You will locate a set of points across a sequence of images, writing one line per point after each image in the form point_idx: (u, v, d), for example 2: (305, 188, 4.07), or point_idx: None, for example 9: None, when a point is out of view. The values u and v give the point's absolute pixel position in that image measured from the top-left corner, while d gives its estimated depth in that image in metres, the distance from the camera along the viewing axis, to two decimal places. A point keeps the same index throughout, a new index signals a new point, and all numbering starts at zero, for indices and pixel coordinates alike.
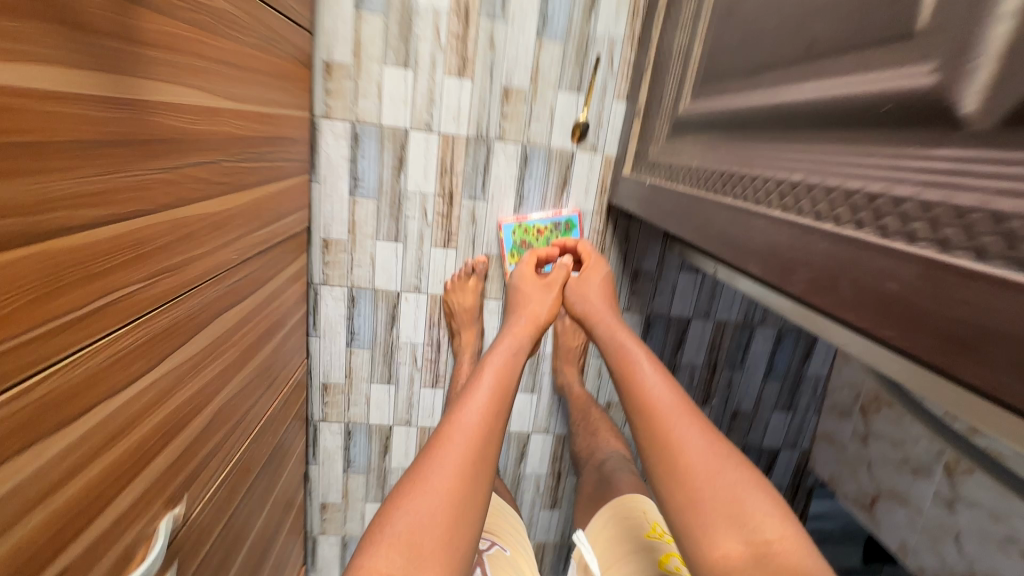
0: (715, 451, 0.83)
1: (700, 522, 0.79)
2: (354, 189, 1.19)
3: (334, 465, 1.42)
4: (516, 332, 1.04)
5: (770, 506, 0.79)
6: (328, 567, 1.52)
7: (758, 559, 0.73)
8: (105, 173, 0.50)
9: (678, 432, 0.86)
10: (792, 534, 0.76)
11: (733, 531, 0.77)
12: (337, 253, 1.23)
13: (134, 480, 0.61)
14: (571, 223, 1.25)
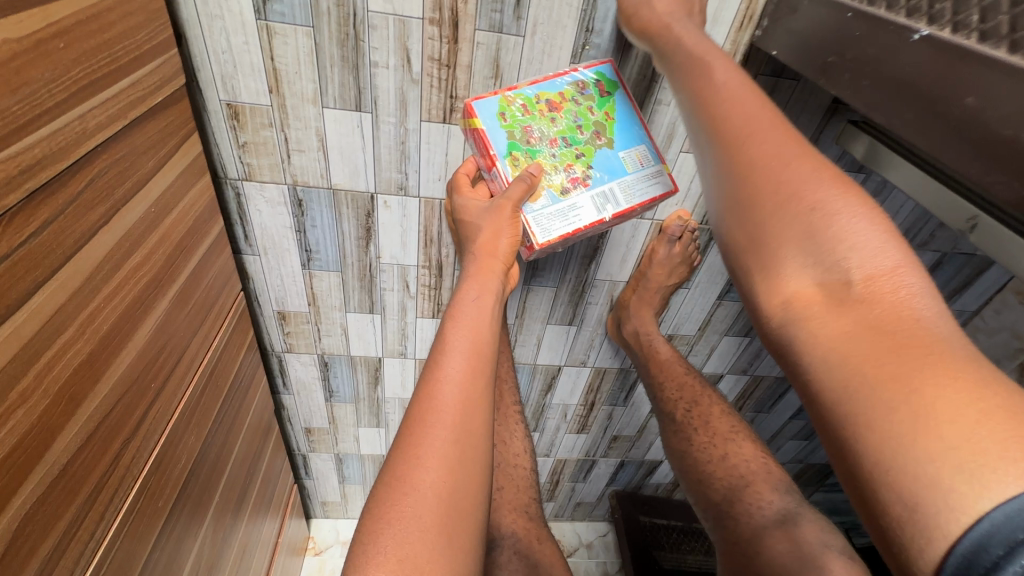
0: (795, 168, 0.47)
1: (756, 260, 0.48)
2: (262, 6, 0.60)
3: (314, 395, 1.13)
4: (481, 268, 0.65)
5: (876, 236, 0.43)
6: (324, 476, 1.36)
7: (835, 302, 0.42)
8: None
9: (753, 151, 0.49)
10: (899, 263, 0.42)
11: (801, 256, 0.45)
12: (257, 129, 0.71)
13: None
14: (608, 83, 0.67)
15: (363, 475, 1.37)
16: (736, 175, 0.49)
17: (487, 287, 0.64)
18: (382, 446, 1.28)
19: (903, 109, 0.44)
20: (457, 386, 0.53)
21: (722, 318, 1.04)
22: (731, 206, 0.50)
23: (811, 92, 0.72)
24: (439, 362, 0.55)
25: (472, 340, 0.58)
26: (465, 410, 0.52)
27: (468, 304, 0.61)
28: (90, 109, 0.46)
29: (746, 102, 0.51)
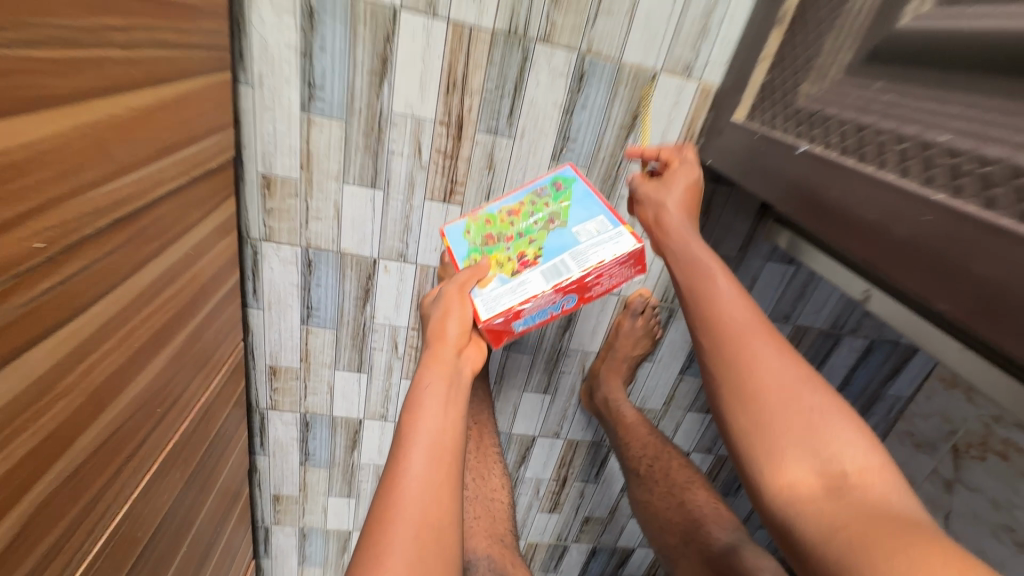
0: (788, 365, 0.53)
1: (758, 447, 0.51)
2: (308, 102, 0.76)
3: (289, 457, 1.13)
4: (434, 355, 0.69)
5: (860, 437, 0.48)
6: (284, 555, 1.29)
7: (834, 494, 0.45)
8: None
9: (745, 339, 0.56)
10: (880, 464, 0.46)
11: (801, 450, 0.48)
12: (284, 197, 0.83)
13: None
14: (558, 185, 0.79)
15: (326, 555, 1.31)
16: (728, 353, 0.56)
17: (447, 379, 0.67)
18: (350, 520, 1.25)
19: (848, 238, 0.52)
20: (417, 479, 0.56)
21: (685, 393, 1.13)
22: (729, 397, 0.54)
23: (743, 196, 0.89)
24: (403, 454, 0.58)
25: (436, 432, 0.61)
26: (431, 506, 0.54)
27: (428, 397, 0.65)
28: (165, 164, 0.57)
29: (735, 301, 0.60)
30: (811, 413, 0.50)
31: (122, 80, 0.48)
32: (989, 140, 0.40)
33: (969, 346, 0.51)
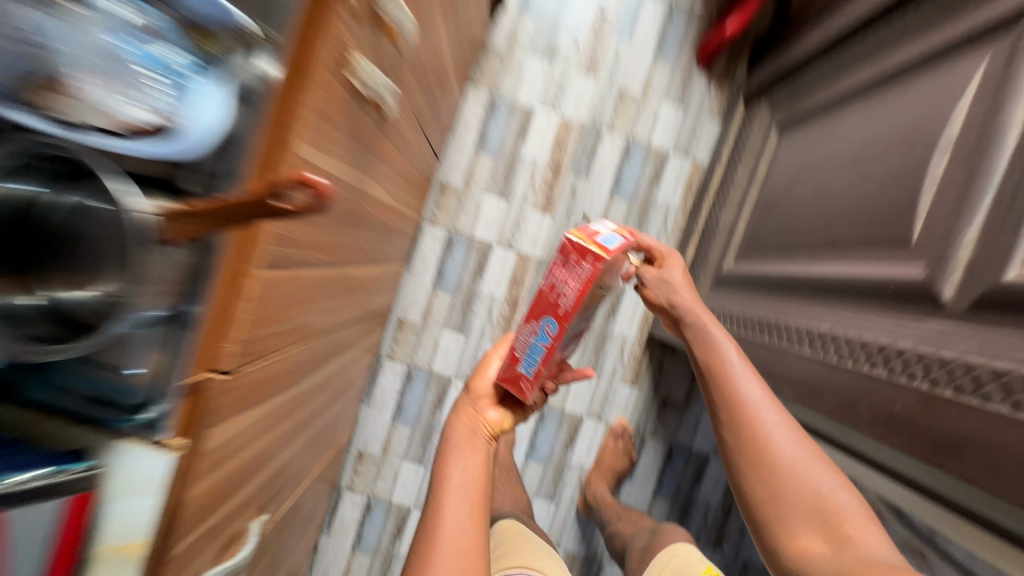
0: (803, 450, 0.72)
1: (771, 508, 0.72)
2: (437, 282, 1.40)
3: (345, 538, 1.43)
4: (465, 433, 0.74)
5: (859, 510, 0.68)
6: None
7: (839, 549, 0.66)
8: (337, 233, 0.71)
9: (771, 435, 0.73)
10: (861, 514, 0.68)
11: (810, 522, 0.69)
12: (407, 332, 1.41)
13: (277, 460, 0.79)
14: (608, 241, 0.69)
15: None
16: (745, 434, 0.74)
17: (467, 430, 0.75)
18: None
19: (819, 402, 0.73)
20: (452, 525, 0.65)
21: (659, 515, 1.46)
22: (752, 468, 0.73)
23: (682, 361, 1.44)
24: (438, 509, 0.67)
25: (463, 478, 0.69)
26: (461, 543, 0.64)
27: (454, 447, 0.73)
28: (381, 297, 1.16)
29: (784, 428, 0.73)
30: (805, 478, 0.70)
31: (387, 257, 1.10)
32: (995, 356, 0.53)
33: (902, 483, 0.66)
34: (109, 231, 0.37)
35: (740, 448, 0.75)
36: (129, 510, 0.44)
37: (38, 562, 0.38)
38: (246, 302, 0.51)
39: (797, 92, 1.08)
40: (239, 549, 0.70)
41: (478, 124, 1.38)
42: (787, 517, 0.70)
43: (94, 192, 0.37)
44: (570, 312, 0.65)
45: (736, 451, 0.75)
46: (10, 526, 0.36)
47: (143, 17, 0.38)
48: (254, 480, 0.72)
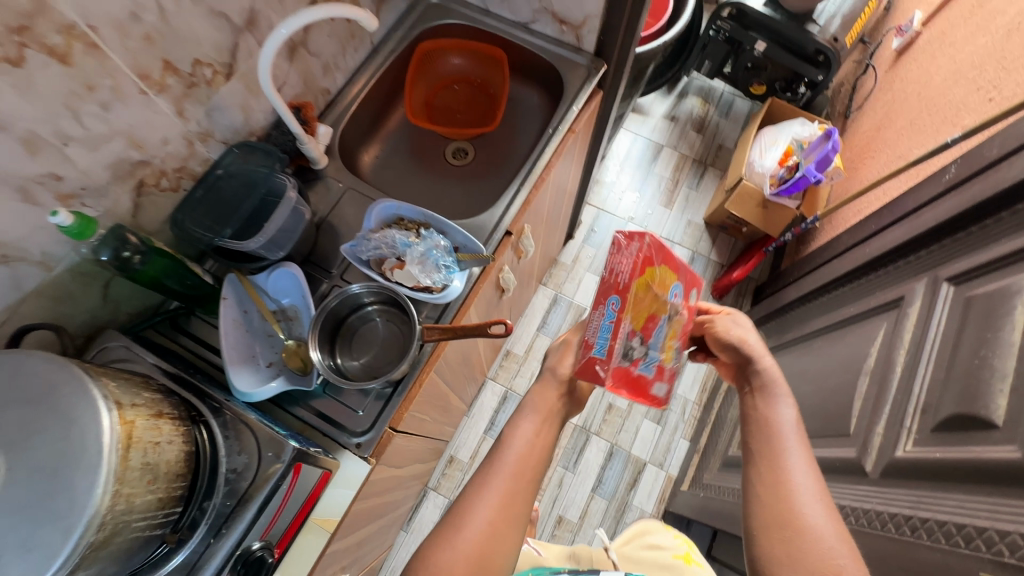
0: (820, 502, 0.55)
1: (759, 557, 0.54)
2: (488, 429, 1.68)
3: None
4: (541, 406, 0.70)
5: None
6: None
7: None
8: (459, 363, 1.06)
9: (788, 477, 0.57)
10: None
11: None
12: (455, 469, 1.64)
13: (367, 530, 1.01)
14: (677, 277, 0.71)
15: None
16: (767, 477, 0.58)
17: (540, 417, 0.69)
18: None
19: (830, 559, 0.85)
20: (486, 520, 0.59)
21: None
22: (766, 525, 0.55)
23: None
24: (493, 464, 0.64)
25: (527, 449, 0.65)
26: (510, 496, 0.61)
27: (525, 418, 0.69)
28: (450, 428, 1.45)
29: (804, 463, 0.59)
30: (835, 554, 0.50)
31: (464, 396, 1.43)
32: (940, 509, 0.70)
33: None
34: (394, 335, 0.80)
35: (754, 483, 0.59)
36: (336, 496, 0.70)
37: (297, 504, 0.64)
38: (418, 394, 0.81)
39: (784, 325, 1.46)
40: None
41: (543, 311, 1.83)
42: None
43: (392, 317, 0.80)
44: (628, 284, 0.62)
45: (756, 504, 0.57)
46: (301, 473, 0.65)
47: (440, 237, 0.79)
48: (356, 536, 0.94)
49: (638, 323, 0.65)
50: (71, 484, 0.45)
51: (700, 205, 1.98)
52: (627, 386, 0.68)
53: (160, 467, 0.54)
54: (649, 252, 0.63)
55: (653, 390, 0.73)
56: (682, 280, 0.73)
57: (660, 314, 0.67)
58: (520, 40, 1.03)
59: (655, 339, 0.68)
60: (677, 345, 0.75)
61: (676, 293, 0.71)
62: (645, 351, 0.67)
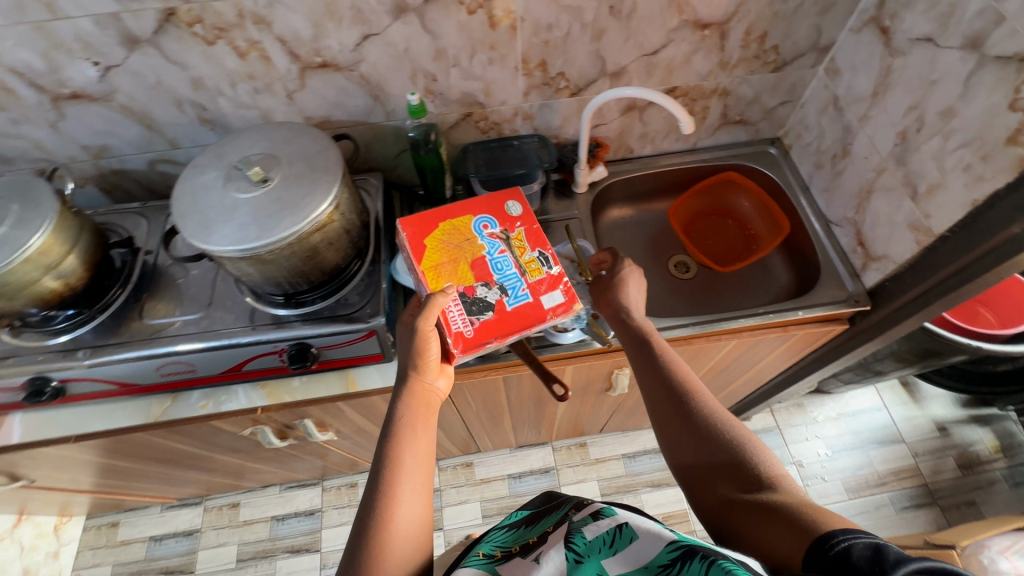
0: (689, 402, 0.69)
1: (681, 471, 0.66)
2: (512, 476, 1.69)
3: (279, 506, 1.67)
4: (421, 396, 0.75)
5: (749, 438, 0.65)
6: (167, 522, 1.65)
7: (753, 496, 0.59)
8: (529, 396, 1.13)
9: (673, 399, 0.70)
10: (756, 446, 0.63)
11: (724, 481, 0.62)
12: (463, 473, 1.70)
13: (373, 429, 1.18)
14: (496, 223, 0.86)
15: (165, 558, 1.60)
16: (673, 413, 0.69)
17: (421, 405, 0.74)
18: (210, 568, 1.58)
19: None
20: (412, 495, 0.66)
21: None
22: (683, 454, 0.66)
23: None
24: (395, 472, 0.67)
25: (417, 456, 0.69)
26: (419, 489, 0.67)
27: (408, 423, 0.72)
28: (487, 441, 1.52)
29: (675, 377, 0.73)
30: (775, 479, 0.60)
31: (519, 431, 1.48)
32: None
33: None
34: None
35: (660, 418, 0.71)
36: (373, 375, 0.87)
37: (352, 351, 0.84)
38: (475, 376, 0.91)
39: None
40: (322, 432, 1.08)
41: (641, 446, 1.72)
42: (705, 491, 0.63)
43: None
44: (421, 264, 0.80)
45: (693, 480, 0.65)
46: (370, 338, 0.83)
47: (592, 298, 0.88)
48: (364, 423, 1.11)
49: (463, 277, 0.80)
50: (280, 218, 0.70)
51: (885, 524, 1.59)
52: (512, 325, 0.78)
53: (319, 256, 0.77)
54: (412, 230, 0.82)
55: (541, 305, 0.80)
56: (496, 212, 0.86)
57: (471, 254, 0.82)
58: (812, 228, 1.01)
59: (498, 278, 0.82)
60: (539, 255, 0.84)
61: (487, 231, 0.85)
62: (500, 289, 0.80)
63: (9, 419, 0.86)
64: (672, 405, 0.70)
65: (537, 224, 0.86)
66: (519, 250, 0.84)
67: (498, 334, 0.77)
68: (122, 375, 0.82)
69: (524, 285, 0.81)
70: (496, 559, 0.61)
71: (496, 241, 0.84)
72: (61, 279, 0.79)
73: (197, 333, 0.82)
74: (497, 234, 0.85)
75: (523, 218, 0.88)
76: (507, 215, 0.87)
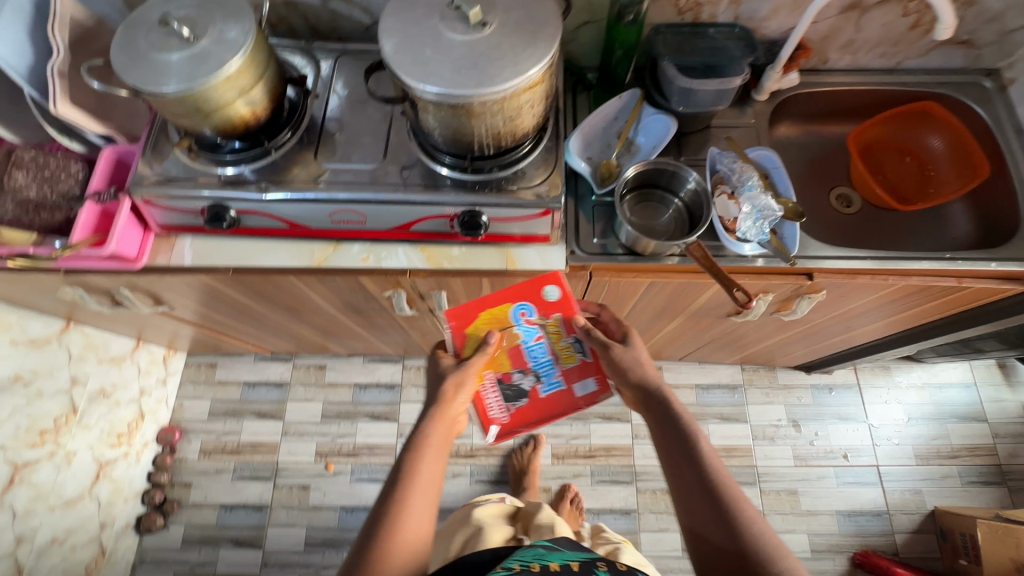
0: (710, 479, 0.70)
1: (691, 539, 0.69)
2: None
3: (362, 375, 1.76)
4: (447, 419, 0.78)
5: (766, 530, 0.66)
6: (261, 371, 1.77)
7: None
8: (651, 312, 1.13)
9: (691, 471, 0.71)
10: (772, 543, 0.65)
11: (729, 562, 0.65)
12: None
13: None
14: (532, 308, 0.84)
15: (258, 402, 1.74)
16: (689, 485, 0.71)
17: (443, 420, 0.77)
18: (298, 418, 1.72)
19: None
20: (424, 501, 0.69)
21: None
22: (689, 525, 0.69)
23: None
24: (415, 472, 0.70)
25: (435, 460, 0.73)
26: (430, 491, 0.70)
27: (432, 434, 0.75)
28: None
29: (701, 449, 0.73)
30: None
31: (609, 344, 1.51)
32: None
33: None
34: (666, 229, 0.88)
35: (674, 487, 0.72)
36: (532, 256, 0.87)
37: (521, 229, 0.83)
38: (628, 276, 0.91)
39: None
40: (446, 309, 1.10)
41: (716, 381, 1.73)
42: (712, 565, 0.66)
43: (679, 217, 0.87)
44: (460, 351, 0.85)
45: (712, 571, 0.66)
46: (543, 218, 0.81)
47: (779, 210, 0.81)
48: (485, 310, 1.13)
49: (501, 367, 0.87)
50: (500, 69, 0.65)
51: (948, 493, 1.60)
52: (542, 410, 0.88)
53: (519, 122, 0.72)
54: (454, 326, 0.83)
55: (573, 392, 0.89)
56: (536, 300, 0.83)
57: (508, 346, 0.85)
58: (1018, 177, 0.92)
59: (533, 365, 0.88)
60: (574, 341, 0.87)
61: (525, 318, 0.87)
62: (533, 378, 0.87)
63: (178, 241, 0.89)
64: (692, 473, 0.71)
65: (575, 312, 0.84)
66: (556, 341, 0.86)
67: (530, 418, 0.88)
68: (294, 216, 0.83)
69: (557, 373, 0.89)
70: (511, 572, 0.65)
71: (534, 331, 0.85)
72: (249, 106, 0.77)
73: (371, 185, 0.81)
74: (535, 321, 0.86)
75: (561, 303, 0.84)
76: (545, 303, 0.83)
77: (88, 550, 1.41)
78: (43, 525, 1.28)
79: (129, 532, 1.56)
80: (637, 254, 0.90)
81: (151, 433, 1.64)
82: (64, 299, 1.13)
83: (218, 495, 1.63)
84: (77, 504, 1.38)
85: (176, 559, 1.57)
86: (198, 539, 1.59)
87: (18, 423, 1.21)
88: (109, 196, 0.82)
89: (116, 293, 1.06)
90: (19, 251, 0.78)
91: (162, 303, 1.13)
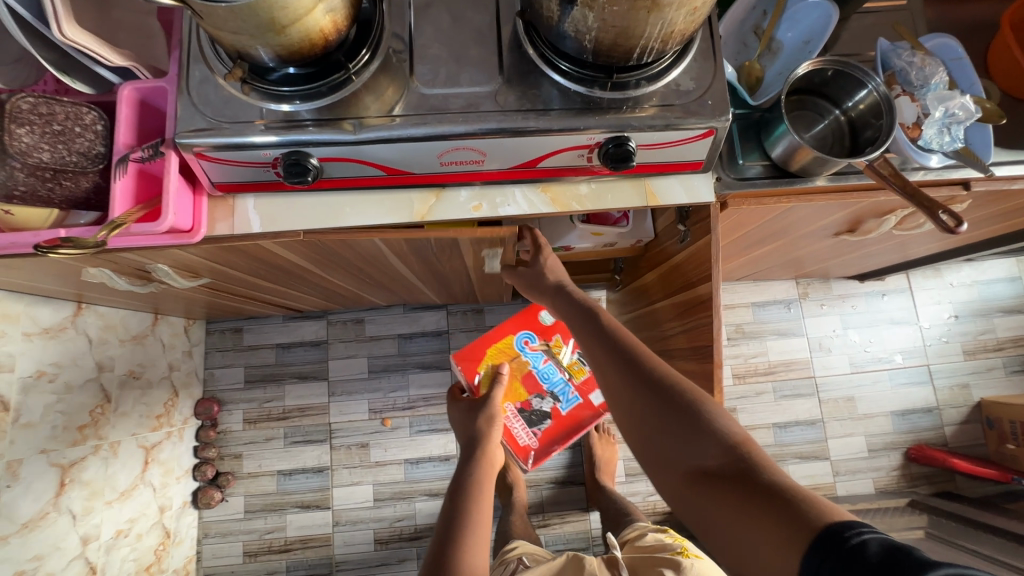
0: (650, 377, 0.63)
1: (643, 444, 0.61)
2: None
3: (405, 326, 1.65)
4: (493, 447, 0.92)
5: (733, 428, 0.57)
6: (292, 331, 1.63)
7: (733, 476, 0.52)
8: (759, 235, 1.03)
9: (636, 376, 0.64)
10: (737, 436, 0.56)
11: (690, 456, 0.56)
12: None
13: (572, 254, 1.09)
14: (529, 338, 1.05)
15: (296, 364, 1.62)
16: (632, 386, 0.63)
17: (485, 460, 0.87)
18: (343, 376, 1.61)
19: None
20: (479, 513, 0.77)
21: None
22: (637, 426, 0.62)
23: None
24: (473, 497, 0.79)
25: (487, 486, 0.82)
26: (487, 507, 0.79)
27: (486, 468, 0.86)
28: None
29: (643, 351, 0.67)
30: (776, 473, 0.51)
31: None
32: None
33: None
34: (822, 145, 0.74)
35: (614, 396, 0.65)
36: (675, 188, 0.73)
37: (668, 157, 0.69)
38: (768, 205, 0.77)
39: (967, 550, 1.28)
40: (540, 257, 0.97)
41: (772, 297, 1.69)
42: (669, 462, 0.57)
43: (838, 133, 0.74)
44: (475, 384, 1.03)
45: (659, 471, 0.58)
46: (701, 141, 0.67)
47: (976, 113, 0.68)
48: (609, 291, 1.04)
49: (519, 393, 1.04)
50: None
51: (993, 384, 1.66)
52: (567, 426, 1.03)
53: (699, 16, 0.56)
54: (468, 363, 1.02)
55: (589, 402, 1.04)
56: (534, 327, 1.05)
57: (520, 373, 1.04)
58: None
59: (547, 387, 1.05)
60: (576, 355, 1.05)
61: (529, 345, 1.05)
62: (551, 398, 1.04)
63: (238, 203, 0.72)
64: (637, 376, 0.64)
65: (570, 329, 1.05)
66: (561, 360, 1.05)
67: (556, 435, 1.04)
68: (392, 161, 0.67)
69: (572, 388, 1.05)
70: None
71: (539, 354, 1.05)
72: (329, 16, 0.57)
73: (490, 114, 0.64)
74: (539, 347, 1.05)
75: (557, 325, 1.05)
76: (543, 328, 1.04)
77: (154, 535, 1.34)
78: (105, 521, 1.19)
79: (188, 509, 1.49)
80: (786, 175, 0.76)
81: (188, 409, 1.52)
82: (82, 281, 0.95)
83: (273, 462, 1.56)
84: (133, 493, 1.28)
85: (242, 529, 1.53)
86: (261, 507, 1.54)
87: (54, 423, 1.08)
88: (151, 154, 0.63)
89: (152, 271, 0.89)
90: (54, 236, 0.61)
91: (202, 276, 0.96)
